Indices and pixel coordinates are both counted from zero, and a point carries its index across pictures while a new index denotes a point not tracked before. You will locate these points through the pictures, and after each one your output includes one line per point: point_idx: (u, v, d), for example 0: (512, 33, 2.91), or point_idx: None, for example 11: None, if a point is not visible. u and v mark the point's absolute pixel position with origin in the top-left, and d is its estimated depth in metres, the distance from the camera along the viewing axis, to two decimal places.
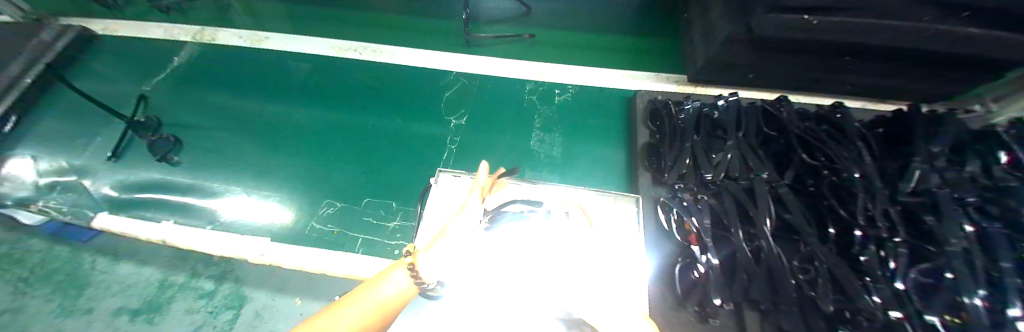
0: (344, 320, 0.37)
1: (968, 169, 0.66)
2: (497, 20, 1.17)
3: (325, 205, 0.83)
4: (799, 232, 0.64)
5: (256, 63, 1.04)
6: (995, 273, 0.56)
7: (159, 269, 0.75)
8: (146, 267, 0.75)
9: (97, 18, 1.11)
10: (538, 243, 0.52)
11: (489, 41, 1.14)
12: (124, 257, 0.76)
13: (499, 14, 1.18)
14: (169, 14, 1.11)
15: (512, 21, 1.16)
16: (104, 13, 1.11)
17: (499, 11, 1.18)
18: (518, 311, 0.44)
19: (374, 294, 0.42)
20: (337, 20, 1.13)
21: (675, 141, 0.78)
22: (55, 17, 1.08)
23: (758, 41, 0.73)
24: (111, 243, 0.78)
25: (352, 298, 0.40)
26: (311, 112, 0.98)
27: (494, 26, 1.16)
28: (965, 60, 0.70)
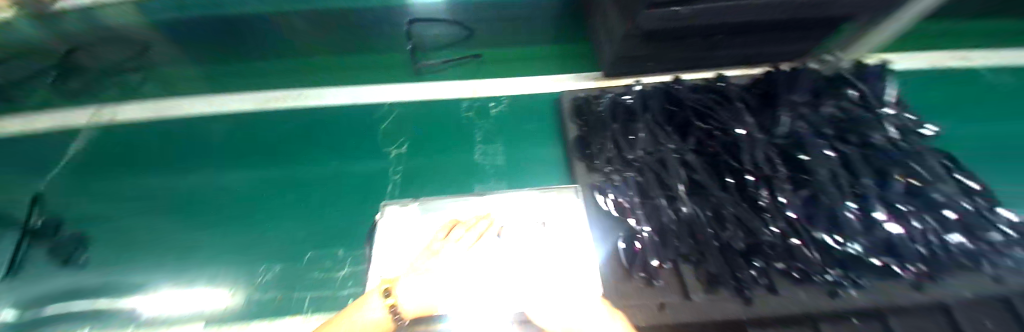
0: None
1: (823, 110, 0.74)
2: (442, 46, 1.11)
3: (264, 270, 0.70)
4: (706, 187, 0.66)
5: (179, 134, 0.94)
6: (860, 188, 0.62)
7: None
8: None
9: None
10: (495, 256, 0.60)
11: (438, 66, 1.07)
12: None
13: (444, 40, 1.11)
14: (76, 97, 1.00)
15: (458, 44, 1.11)
16: None
17: (443, 37, 1.11)
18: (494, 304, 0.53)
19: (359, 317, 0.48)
20: (244, 75, 1.04)
21: (598, 131, 0.81)
22: None
23: (646, 33, 0.75)
24: None
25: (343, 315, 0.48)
26: (239, 175, 0.86)
27: (438, 52, 1.10)
28: (811, 20, 0.77)
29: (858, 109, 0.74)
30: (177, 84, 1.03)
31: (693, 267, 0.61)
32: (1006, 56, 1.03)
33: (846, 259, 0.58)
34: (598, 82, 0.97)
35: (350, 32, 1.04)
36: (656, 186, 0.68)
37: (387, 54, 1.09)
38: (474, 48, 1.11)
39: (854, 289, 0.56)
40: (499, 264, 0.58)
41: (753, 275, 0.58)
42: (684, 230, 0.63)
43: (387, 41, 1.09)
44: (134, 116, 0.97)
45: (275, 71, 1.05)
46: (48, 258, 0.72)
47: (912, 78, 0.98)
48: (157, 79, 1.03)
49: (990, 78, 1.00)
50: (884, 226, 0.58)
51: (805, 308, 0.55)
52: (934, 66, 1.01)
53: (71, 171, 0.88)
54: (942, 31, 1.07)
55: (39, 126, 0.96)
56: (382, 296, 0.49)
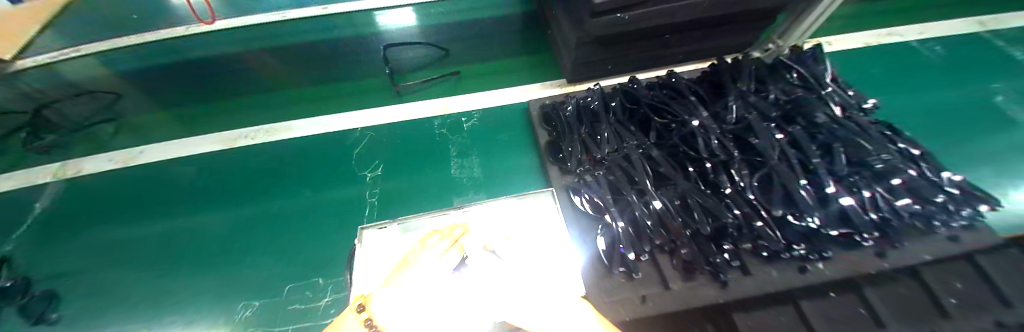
0: None
1: (769, 94, 0.78)
2: (419, 67, 1.11)
3: (243, 306, 0.70)
4: (671, 178, 0.69)
5: (148, 179, 0.93)
6: (810, 165, 0.66)
7: None
8: None
9: None
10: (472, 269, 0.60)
11: (416, 87, 1.07)
12: None
13: (421, 62, 1.12)
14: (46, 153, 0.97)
15: (436, 65, 1.11)
16: None
17: (422, 59, 1.13)
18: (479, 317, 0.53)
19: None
20: (211, 114, 1.03)
21: (566, 135, 0.83)
22: None
23: (597, 38, 0.80)
24: None
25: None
26: (215, 214, 0.86)
27: (415, 74, 1.10)
28: (747, 13, 0.83)
29: (801, 90, 0.79)
30: (144, 130, 1.01)
31: (670, 258, 0.63)
32: (935, 31, 1.12)
33: (809, 233, 0.62)
34: (563, 88, 1.01)
35: (324, 66, 1.10)
36: (624, 182, 0.71)
37: (355, 80, 1.08)
38: (445, 65, 1.12)
39: (820, 262, 0.60)
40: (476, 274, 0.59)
41: (726, 258, 0.61)
42: (655, 222, 0.66)
43: (357, 68, 1.09)
44: (100, 167, 0.96)
45: (243, 109, 1.03)
46: (16, 319, 0.71)
47: (854, 58, 1.05)
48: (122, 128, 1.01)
49: (920, 50, 1.08)
50: (836, 199, 0.62)
51: (776, 284, 0.58)
52: (870, 43, 1.09)
53: (36, 230, 0.86)
54: (873, 11, 1.15)
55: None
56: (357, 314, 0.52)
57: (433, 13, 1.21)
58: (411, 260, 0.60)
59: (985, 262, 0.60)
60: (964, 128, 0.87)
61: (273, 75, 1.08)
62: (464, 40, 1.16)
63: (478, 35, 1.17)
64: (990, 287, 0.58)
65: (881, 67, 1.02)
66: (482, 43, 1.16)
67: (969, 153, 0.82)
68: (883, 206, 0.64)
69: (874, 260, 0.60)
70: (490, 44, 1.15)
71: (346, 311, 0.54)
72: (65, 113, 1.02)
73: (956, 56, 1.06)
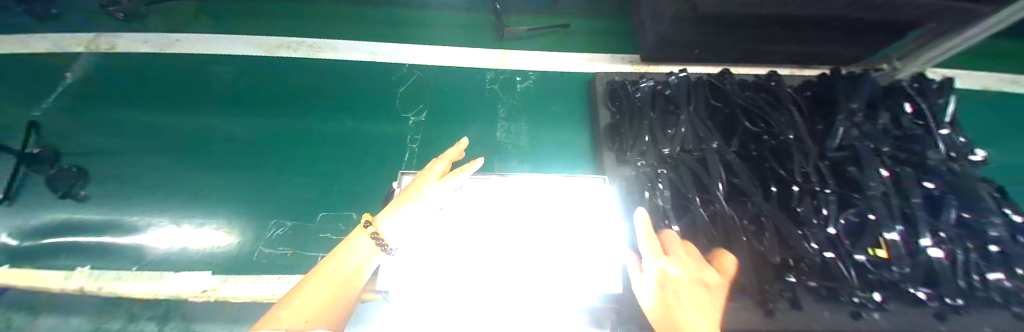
0: (310, 294, 0.41)
1: (881, 122, 0.67)
2: (534, 13, 1.02)
3: (274, 226, 0.68)
4: (746, 192, 0.62)
5: (178, 72, 0.87)
6: (909, 209, 0.58)
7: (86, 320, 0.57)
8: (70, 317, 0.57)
9: (8, 31, 0.89)
10: (501, 237, 0.55)
11: (524, 34, 0.97)
12: (43, 310, 0.58)
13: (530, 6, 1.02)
14: (105, 21, 0.92)
15: (550, 13, 1.02)
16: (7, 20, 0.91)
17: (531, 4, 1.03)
18: (512, 288, 0.50)
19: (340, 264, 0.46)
20: (261, 16, 0.96)
21: (633, 120, 0.74)
22: None
23: (700, 16, 0.69)
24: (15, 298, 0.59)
25: (318, 273, 0.44)
26: (244, 122, 0.81)
27: (527, 19, 1.01)
28: (875, 24, 0.71)
29: (919, 127, 0.67)
30: (182, 19, 0.94)
31: None
32: None
33: (882, 284, 0.56)
34: (634, 66, 0.91)
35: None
36: (693, 186, 0.64)
37: (435, 16, 1.00)
38: (519, 13, 1.02)
39: (877, 312, 0.55)
40: (507, 248, 0.53)
41: (782, 288, 0.57)
42: (719, 234, 0.60)
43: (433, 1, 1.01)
44: (133, 48, 0.90)
45: (296, 20, 0.96)
46: (46, 189, 0.71)
47: (964, 100, 0.92)
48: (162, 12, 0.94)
49: None
50: (926, 253, 0.55)
51: (828, 327, 0.54)
52: (988, 87, 0.94)
53: (67, 98, 0.83)
54: (1005, 52, 0.99)
55: (27, 47, 0.88)
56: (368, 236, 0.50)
57: None
58: (422, 190, 0.56)
59: None
60: None
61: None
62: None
63: None
64: None
65: (989, 117, 0.91)
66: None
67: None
68: (969, 272, 0.57)
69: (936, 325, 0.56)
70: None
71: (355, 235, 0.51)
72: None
73: None
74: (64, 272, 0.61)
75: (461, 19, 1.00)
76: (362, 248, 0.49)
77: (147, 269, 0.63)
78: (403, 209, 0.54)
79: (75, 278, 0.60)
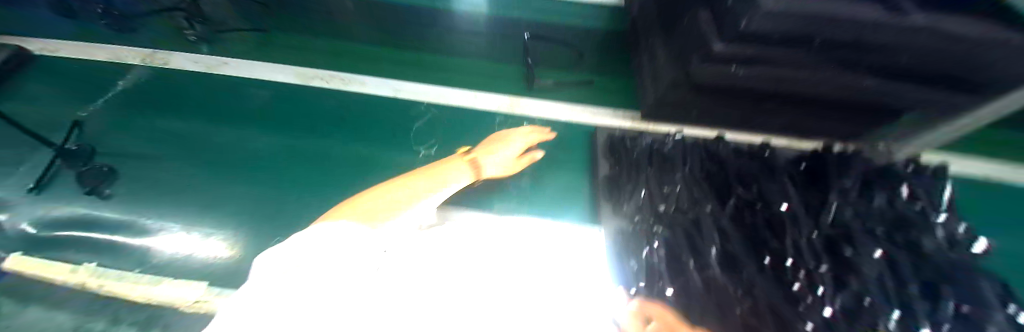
0: (425, 182, 0.70)
1: (876, 203, 0.68)
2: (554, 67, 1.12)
3: (273, 244, 0.70)
4: (740, 260, 0.62)
5: (217, 90, 0.96)
6: (905, 297, 0.55)
7: (72, 316, 0.58)
8: (60, 311, 0.58)
9: (83, 42, 1.02)
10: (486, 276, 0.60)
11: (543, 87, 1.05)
12: (39, 302, 0.59)
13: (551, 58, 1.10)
14: (166, 41, 1.04)
15: (564, 68, 1.11)
16: (84, 32, 1.03)
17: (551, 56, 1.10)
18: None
19: (448, 173, 0.73)
20: (303, 50, 1.07)
21: (631, 174, 0.78)
22: (25, 40, 1.01)
23: (695, 84, 0.74)
24: (22, 284, 0.61)
25: (432, 173, 0.72)
26: (266, 139, 0.87)
27: (545, 70, 1.10)
28: (863, 108, 0.75)
29: (917, 210, 0.67)
30: (232, 44, 1.06)
31: None
32: None
33: None
34: (635, 122, 0.95)
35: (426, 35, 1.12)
36: (686, 246, 0.64)
37: (459, 61, 1.11)
38: (534, 65, 1.09)
39: None
40: None
41: None
42: (710, 302, 0.57)
43: (458, 48, 1.11)
44: (183, 65, 1.00)
45: (334, 56, 1.07)
46: (73, 184, 0.75)
47: (969, 184, 0.91)
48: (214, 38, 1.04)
49: None
50: None
51: None
52: (992, 176, 0.94)
53: (114, 104, 0.91)
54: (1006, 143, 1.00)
55: (94, 56, 0.99)
56: (463, 162, 0.77)
57: None
58: (513, 147, 0.83)
59: None
60: None
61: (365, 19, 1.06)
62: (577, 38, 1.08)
63: None
64: None
65: (999, 205, 0.89)
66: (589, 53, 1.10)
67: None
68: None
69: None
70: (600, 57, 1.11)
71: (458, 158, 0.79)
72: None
73: None
74: (72, 266, 0.62)
75: (482, 68, 1.10)
76: (460, 169, 0.75)
77: (148, 271, 0.64)
78: (494, 157, 0.80)
79: (79, 272, 0.61)
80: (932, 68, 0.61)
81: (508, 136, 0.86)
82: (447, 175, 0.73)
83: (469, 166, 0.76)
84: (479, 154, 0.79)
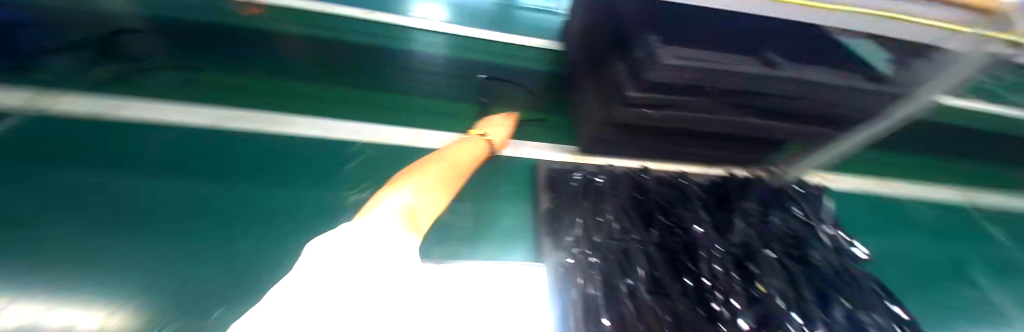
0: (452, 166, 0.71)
1: (773, 222, 0.78)
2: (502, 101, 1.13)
3: (128, 321, 0.51)
4: (665, 285, 0.65)
5: (107, 132, 0.82)
6: (802, 305, 0.63)
7: None
8: None
9: None
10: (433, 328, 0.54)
11: None
12: None
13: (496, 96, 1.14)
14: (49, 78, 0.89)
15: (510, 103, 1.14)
16: None
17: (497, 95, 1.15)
18: None
19: (469, 154, 0.78)
20: (228, 88, 0.99)
21: (568, 207, 0.81)
22: None
23: (619, 124, 0.81)
24: None
25: (455, 155, 0.74)
26: (162, 187, 0.74)
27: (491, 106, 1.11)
28: (758, 139, 0.87)
29: (802, 226, 0.78)
30: (143, 84, 0.95)
31: None
32: (925, 195, 1.18)
33: None
34: (574, 156, 0.98)
35: (372, 77, 1.13)
36: (617, 274, 0.67)
37: (404, 99, 1.10)
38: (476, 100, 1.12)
39: None
40: None
41: None
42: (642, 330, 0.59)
43: (405, 90, 1.12)
44: (67, 104, 0.85)
45: (264, 95, 1.00)
46: None
47: (846, 199, 1.10)
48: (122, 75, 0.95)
49: (911, 209, 1.12)
50: None
51: None
52: (865, 190, 1.14)
53: None
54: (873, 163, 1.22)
55: None
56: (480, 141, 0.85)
57: (479, 46, 1.25)
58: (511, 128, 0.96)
59: None
60: (955, 302, 0.88)
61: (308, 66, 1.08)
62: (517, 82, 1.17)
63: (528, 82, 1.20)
64: None
65: (873, 217, 1.06)
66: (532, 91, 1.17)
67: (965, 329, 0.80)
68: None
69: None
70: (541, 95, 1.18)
71: (473, 138, 0.84)
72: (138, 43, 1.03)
73: (946, 225, 1.11)
74: None
75: (428, 105, 1.10)
76: (477, 148, 0.83)
77: None
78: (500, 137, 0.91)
79: None
80: (801, 109, 0.73)
81: (505, 118, 0.97)
82: (470, 155, 0.79)
83: (484, 146, 0.85)
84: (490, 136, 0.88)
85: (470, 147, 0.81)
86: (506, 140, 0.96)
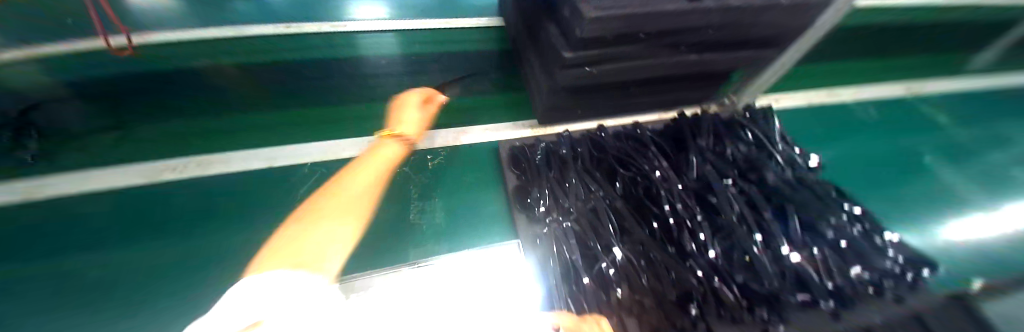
0: (358, 184, 0.63)
1: (727, 152, 0.81)
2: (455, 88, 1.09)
3: None
4: (635, 233, 0.68)
5: (25, 217, 0.72)
6: (762, 222, 0.69)
7: None
8: None
9: None
10: None
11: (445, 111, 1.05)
12: None
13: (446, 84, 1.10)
14: None
15: (462, 88, 1.11)
16: None
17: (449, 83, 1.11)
18: None
19: (376, 162, 0.70)
20: (148, 138, 0.87)
21: (533, 180, 0.81)
22: None
23: (567, 88, 0.81)
24: None
25: (356, 171, 0.66)
26: (102, 262, 0.67)
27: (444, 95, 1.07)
28: (703, 75, 0.88)
29: (751, 148, 0.83)
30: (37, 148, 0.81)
31: (635, 319, 0.59)
32: (866, 93, 1.25)
33: (763, 297, 0.60)
34: (533, 130, 0.99)
35: (308, 85, 1.03)
36: (591, 234, 0.68)
37: (345, 106, 1.01)
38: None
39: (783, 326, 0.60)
40: None
41: (693, 322, 0.58)
42: (621, 279, 0.63)
43: (343, 94, 1.04)
44: None
45: (190, 135, 0.89)
46: None
47: (796, 113, 1.15)
48: (11, 142, 0.79)
49: (856, 109, 1.19)
50: (788, 259, 0.65)
51: None
52: (813, 102, 1.19)
53: None
54: (817, 74, 1.28)
55: None
56: (388, 140, 0.75)
57: (416, 38, 1.18)
58: (417, 111, 0.85)
59: (930, 321, 0.63)
60: (903, 188, 0.96)
61: (235, 92, 0.99)
62: (463, 68, 1.15)
63: (475, 64, 1.16)
64: None
65: (823, 126, 1.12)
66: (480, 73, 1.15)
67: (927, 219, 0.87)
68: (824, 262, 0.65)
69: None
70: (490, 74, 1.16)
71: (380, 142, 0.74)
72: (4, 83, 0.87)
73: (889, 119, 1.18)
74: None
75: (379, 110, 1.02)
76: (388, 147, 0.74)
77: None
78: (409, 125, 0.80)
79: None
80: (734, 36, 0.74)
81: (409, 104, 0.86)
82: (377, 160, 0.70)
83: (396, 140, 0.75)
84: (399, 129, 0.78)
85: (378, 151, 0.72)
86: (424, 125, 0.86)
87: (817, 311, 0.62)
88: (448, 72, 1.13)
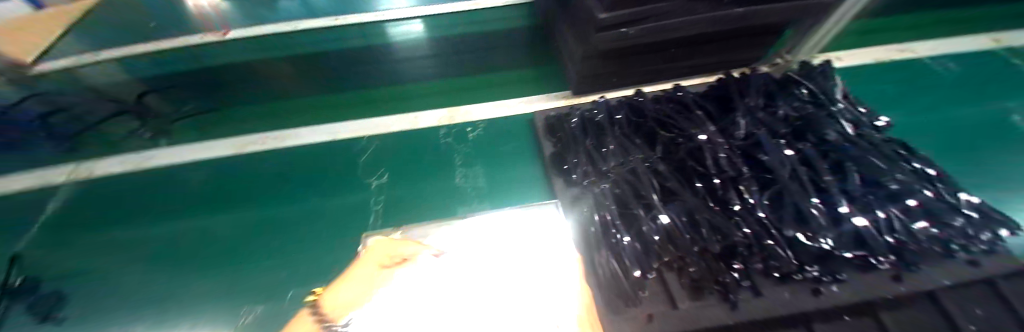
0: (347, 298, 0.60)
1: (778, 111, 0.78)
2: (490, 64, 1.13)
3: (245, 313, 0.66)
4: (678, 192, 0.68)
5: (150, 185, 0.90)
6: (821, 182, 0.66)
7: None
8: None
9: None
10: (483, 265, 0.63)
11: (481, 87, 1.09)
12: None
13: (482, 61, 1.14)
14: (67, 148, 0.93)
15: (497, 64, 1.14)
16: None
17: (483, 60, 1.15)
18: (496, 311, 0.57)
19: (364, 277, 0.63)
20: (227, 116, 1.01)
21: (571, 146, 0.82)
22: None
23: (602, 53, 0.80)
24: None
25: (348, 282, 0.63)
26: (215, 221, 0.83)
27: (480, 72, 1.12)
28: (752, 31, 0.83)
29: (805, 106, 0.79)
30: (150, 129, 0.98)
31: (671, 270, 0.61)
32: (948, 48, 1.11)
33: (812, 254, 0.60)
34: (565, 100, 1.00)
35: (355, 68, 1.11)
36: (631, 195, 0.69)
37: (391, 86, 1.09)
38: (466, 77, 1.11)
39: (836, 284, 0.58)
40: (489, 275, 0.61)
41: (736, 278, 0.58)
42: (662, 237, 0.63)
43: (388, 75, 1.11)
44: (109, 169, 0.93)
45: (260, 114, 1.01)
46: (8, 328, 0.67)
47: (857, 72, 1.05)
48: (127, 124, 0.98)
49: (933, 66, 1.07)
50: (850, 219, 0.61)
51: (790, 306, 0.56)
52: (882, 59, 1.08)
53: (40, 231, 0.82)
54: (887, 29, 1.15)
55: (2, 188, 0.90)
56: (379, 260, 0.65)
57: (452, 18, 1.22)
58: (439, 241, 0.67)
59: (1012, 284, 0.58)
60: (982, 150, 0.87)
61: (293, 77, 1.09)
62: (499, 44, 1.17)
63: (509, 39, 1.18)
64: (1014, 312, 0.56)
65: (890, 84, 1.02)
66: (515, 48, 1.17)
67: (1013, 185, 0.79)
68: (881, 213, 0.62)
69: (939, 312, 0.55)
70: (524, 48, 1.17)
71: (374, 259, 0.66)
72: (88, 81, 1.01)
73: (974, 75, 1.05)
74: None
75: (420, 89, 1.08)
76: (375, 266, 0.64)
77: None
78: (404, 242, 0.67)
79: None
80: None
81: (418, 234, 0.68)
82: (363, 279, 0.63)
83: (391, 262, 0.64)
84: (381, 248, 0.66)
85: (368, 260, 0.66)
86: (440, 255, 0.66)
87: (875, 272, 0.59)
88: (484, 49, 1.16)
